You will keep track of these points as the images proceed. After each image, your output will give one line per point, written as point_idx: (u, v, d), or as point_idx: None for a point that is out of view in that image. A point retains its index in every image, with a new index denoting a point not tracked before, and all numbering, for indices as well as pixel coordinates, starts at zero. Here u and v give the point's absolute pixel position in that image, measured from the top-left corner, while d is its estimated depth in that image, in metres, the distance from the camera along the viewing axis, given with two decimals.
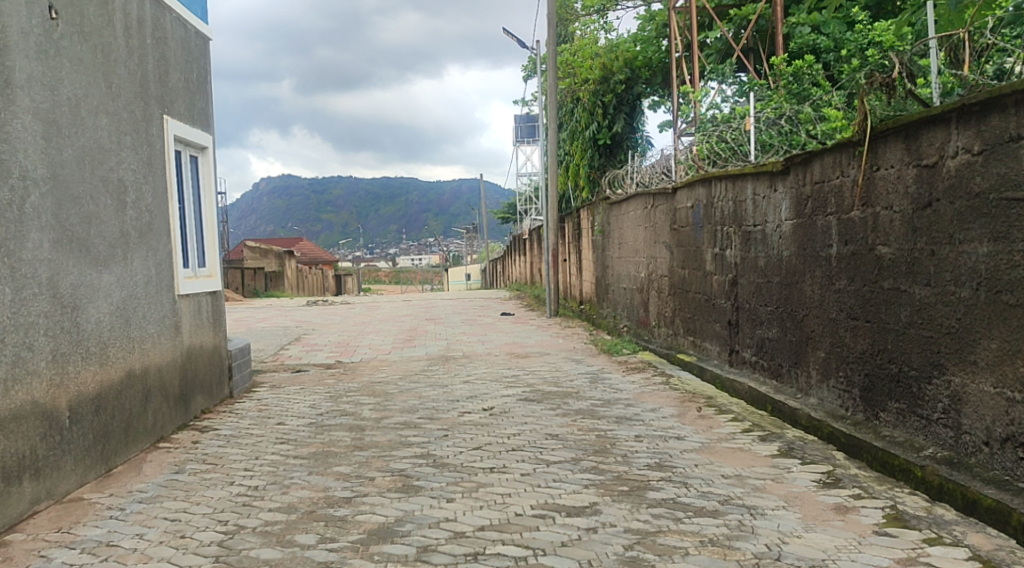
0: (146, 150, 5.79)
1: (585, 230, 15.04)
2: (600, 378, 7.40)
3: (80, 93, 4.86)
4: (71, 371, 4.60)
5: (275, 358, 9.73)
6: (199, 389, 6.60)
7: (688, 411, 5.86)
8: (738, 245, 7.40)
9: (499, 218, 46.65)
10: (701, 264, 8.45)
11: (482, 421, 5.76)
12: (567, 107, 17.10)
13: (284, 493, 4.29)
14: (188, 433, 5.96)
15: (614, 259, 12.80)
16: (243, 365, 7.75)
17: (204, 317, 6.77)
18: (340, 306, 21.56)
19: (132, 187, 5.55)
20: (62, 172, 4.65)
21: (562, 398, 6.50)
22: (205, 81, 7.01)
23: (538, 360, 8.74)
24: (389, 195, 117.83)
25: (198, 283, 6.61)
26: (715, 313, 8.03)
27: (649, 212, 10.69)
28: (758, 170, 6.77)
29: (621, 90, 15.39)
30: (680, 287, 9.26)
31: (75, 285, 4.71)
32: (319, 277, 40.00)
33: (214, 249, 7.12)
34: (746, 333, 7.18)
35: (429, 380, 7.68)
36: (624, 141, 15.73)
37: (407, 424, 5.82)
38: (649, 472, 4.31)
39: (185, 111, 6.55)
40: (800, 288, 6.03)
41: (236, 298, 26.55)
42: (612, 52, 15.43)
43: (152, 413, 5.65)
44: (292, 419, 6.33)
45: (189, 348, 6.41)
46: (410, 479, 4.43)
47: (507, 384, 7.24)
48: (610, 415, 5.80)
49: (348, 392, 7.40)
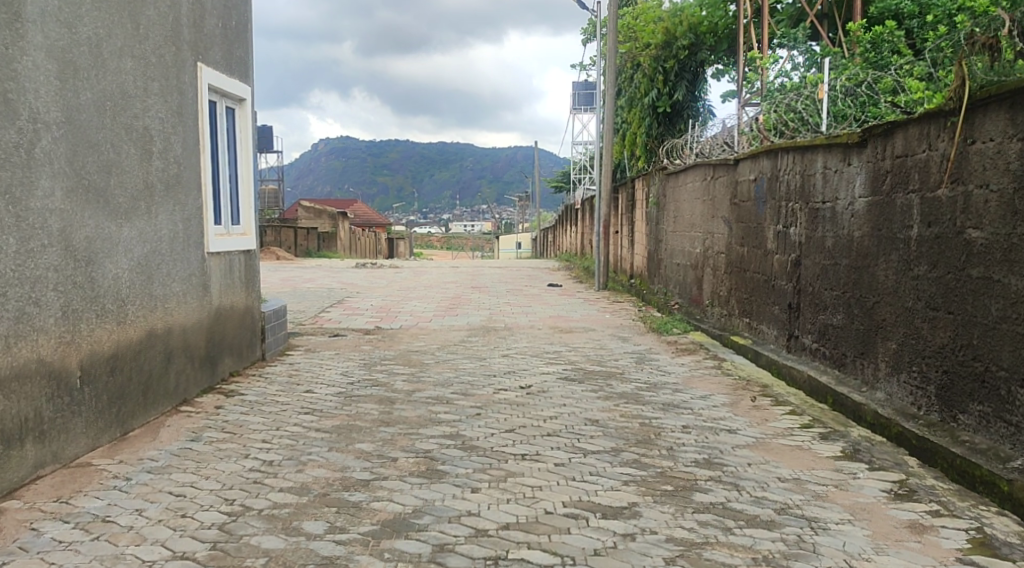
0: (176, 98, 5.49)
1: (639, 202, 14.52)
2: (648, 359, 6.97)
3: (102, 33, 4.56)
4: (83, 329, 4.34)
5: (314, 321, 9.49)
6: (228, 351, 6.35)
7: (742, 401, 5.41)
8: (804, 222, 6.88)
9: (552, 188, 46.09)
10: (762, 242, 7.93)
11: (518, 401, 5.39)
12: (626, 73, 16.45)
13: (298, 472, 3.98)
14: (212, 397, 5.71)
15: (668, 233, 12.30)
16: (278, 327, 7.49)
17: (236, 276, 6.50)
18: (388, 270, 21.36)
19: (160, 137, 5.26)
20: (78, 117, 4.37)
21: (606, 379, 6.10)
22: (245, 29, 6.67)
23: (583, 336, 8.34)
24: (444, 160, 117.63)
25: (230, 241, 6.33)
26: (774, 294, 7.53)
27: (708, 184, 10.17)
28: (830, 141, 6.23)
29: (684, 56, 14.78)
30: (737, 266, 8.75)
31: (90, 238, 4.44)
32: (370, 240, 40.03)
33: (249, 206, 6.83)
34: (808, 319, 6.68)
35: (467, 353, 7.34)
36: (684, 109, 15.12)
37: (439, 400, 5.48)
38: (698, 470, 3.90)
39: (221, 59, 6.22)
40: (872, 272, 5.53)
41: (286, 257, 26.57)
42: (676, 16, 14.67)
43: (175, 375, 5.40)
44: (321, 387, 6.04)
45: (217, 309, 6.15)
46: (435, 463, 4.09)
47: (549, 361, 6.85)
48: (656, 401, 5.38)
49: (383, 360, 7.09)
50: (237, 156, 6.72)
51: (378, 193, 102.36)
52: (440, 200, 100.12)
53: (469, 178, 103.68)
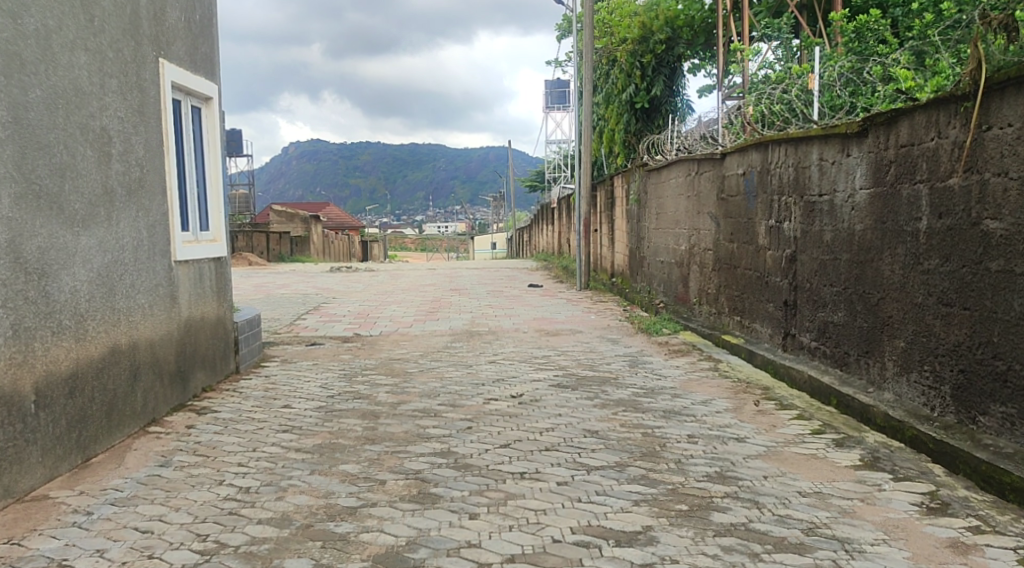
0: (137, 97, 5.13)
1: (620, 199, 14.25)
2: (642, 363, 6.69)
3: (52, 25, 4.22)
4: (37, 347, 4.02)
5: (290, 329, 9.12)
6: (200, 365, 5.99)
7: (745, 406, 5.14)
8: (799, 216, 6.63)
9: (527, 187, 45.81)
10: (753, 237, 7.69)
11: (510, 412, 5.08)
12: (601, 69, 16.13)
13: (278, 499, 3.66)
14: (184, 415, 5.35)
15: (651, 230, 12.05)
16: (252, 337, 7.13)
17: (206, 286, 6.14)
18: (364, 273, 20.97)
19: (119, 138, 4.89)
20: (27, 116, 4.04)
21: (600, 385, 5.80)
22: (211, 23, 6.31)
23: (571, 338, 8.05)
24: (417, 161, 116.99)
25: (199, 248, 5.97)
26: (767, 291, 7.30)
27: (692, 179, 9.92)
28: (826, 131, 5.99)
29: (661, 50, 14.53)
30: (727, 263, 8.50)
31: (43, 249, 4.11)
32: (344, 243, 39.49)
33: (219, 211, 6.47)
34: (806, 316, 6.45)
35: (452, 359, 7.02)
36: (662, 105, 14.81)
37: (426, 413, 5.15)
38: (712, 485, 3.62)
39: (185, 55, 5.87)
40: (876, 267, 5.29)
41: (258, 262, 26.03)
42: (652, 10, 14.53)
43: (143, 394, 5.03)
44: (300, 401, 5.70)
45: (187, 320, 5.79)
46: (426, 484, 3.78)
47: (538, 366, 6.55)
48: (656, 408, 5.10)
49: (364, 370, 6.76)
50: (205, 157, 6.34)
51: (350, 196, 101.62)
52: (414, 202, 99.61)
53: (442, 179, 103.19)
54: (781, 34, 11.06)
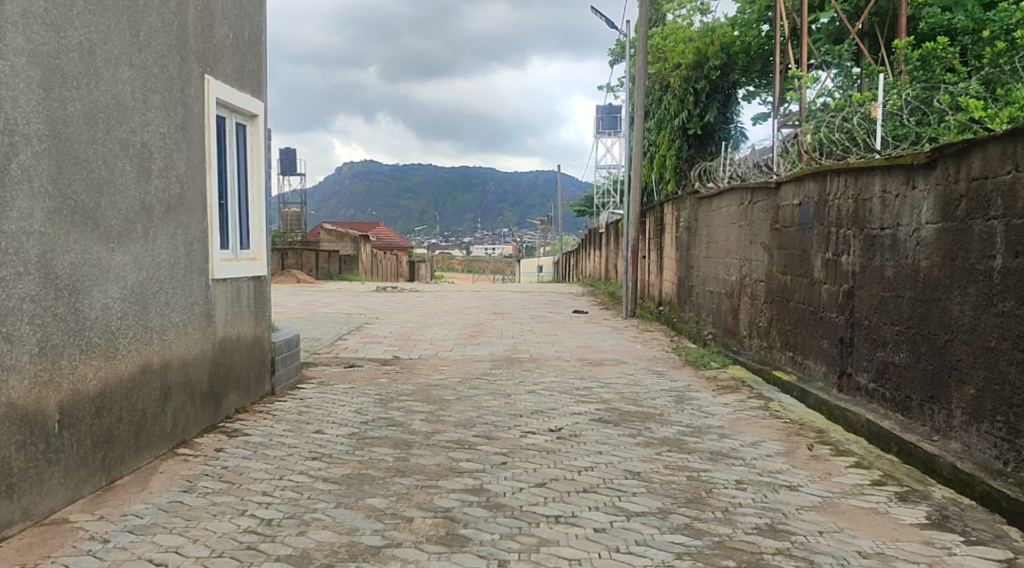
0: (181, 113, 5.06)
1: (669, 225, 13.97)
2: (688, 399, 6.41)
3: (97, 38, 4.16)
4: (64, 365, 3.92)
5: (330, 350, 9.01)
6: (234, 385, 5.87)
7: (797, 450, 4.85)
8: (858, 250, 6.33)
9: (575, 211, 45.60)
10: (808, 270, 7.38)
11: (548, 447, 4.85)
12: (654, 95, 15.96)
13: (299, 535, 3.50)
14: (215, 437, 5.23)
15: (700, 259, 11.75)
16: (289, 358, 7.02)
17: (244, 305, 6.04)
18: (409, 294, 20.93)
19: (160, 154, 4.82)
20: (66, 130, 3.98)
21: (644, 422, 5.55)
22: (260, 41, 6.26)
23: (615, 369, 7.80)
24: (466, 183, 117.62)
25: (238, 267, 5.89)
26: (822, 327, 6.99)
27: (745, 209, 9.62)
28: (890, 162, 5.73)
29: (716, 77, 14.26)
30: (779, 295, 8.19)
31: (76, 265, 4.02)
32: (391, 263, 39.63)
33: (260, 229, 6.38)
34: (863, 355, 6.15)
35: (491, 388, 6.82)
36: (716, 131, 14.48)
37: (460, 444, 4.95)
38: (762, 539, 3.38)
39: (231, 71, 5.81)
40: (943, 307, 5.07)
41: (305, 280, 26.17)
42: (708, 36, 14.33)
43: (172, 414, 4.91)
44: (332, 426, 5.54)
45: (223, 340, 5.68)
46: (455, 524, 3.58)
47: (579, 399, 6.31)
48: (703, 449, 4.83)
49: (400, 396, 6.59)
50: (248, 174, 6.27)
51: (400, 216, 102.51)
52: (462, 224, 100.07)
53: (491, 201, 103.57)
54: (842, 61, 10.79)
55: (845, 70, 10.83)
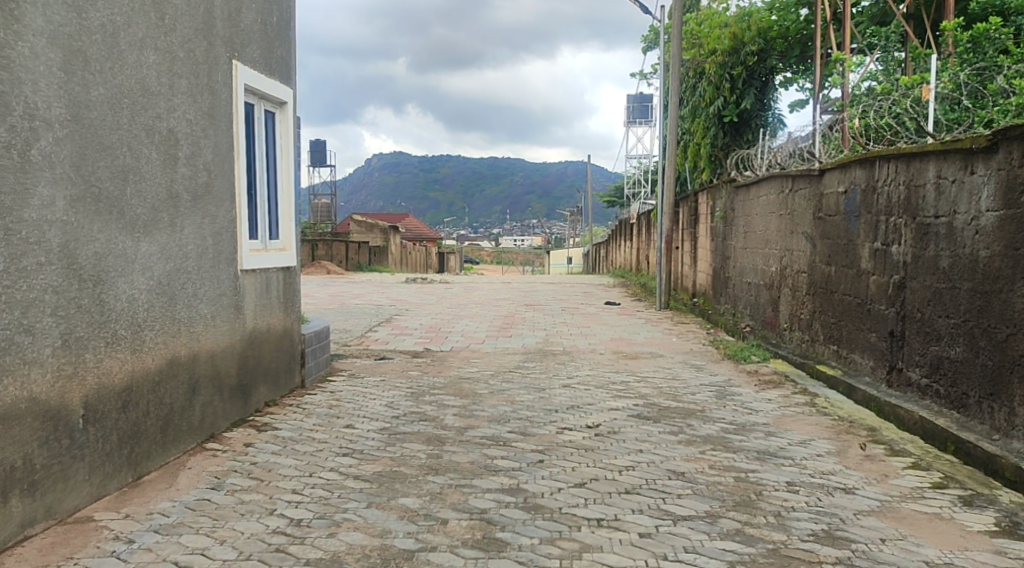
0: (208, 99, 4.92)
1: (704, 216, 13.70)
2: (729, 394, 6.18)
3: (120, 19, 4.02)
4: (89, 358, 3.80)
5: (360, 342, 8.88)
6: (263, 378, 5.75)
7: (850, 449, 4.61)
8: (910, 240, 6.08)
9: (606, 202, 45.26)
10: (854, 261, 7.12)
11: (586, 445, 4.66)
12: (688, 82, 15.65)
13: (330, 537, 3.36)
14: (244, 432, 5.10)
15: (737, 249, 11.49)
16: (319, 350, 6.88)
17: (273, 296, 5.91)
18: (439, 285, 20.83)
19: (187, 140, 4.68)
20: (89, 115, 3.84)
21: (685, 418, 5.33)
22: (288, 26, 6.11)
23: (651, 363, 7.58)
24: (496, 175, 117.43)
25: (267, 257, 5.75)
26: (870, 320, 6.72)
27: (785, 197, 9.35)
28: (946, 147, 5.49)
29: (753, 62, 13.88)
30: (823, 287, 7.91)
31: (100, 254, 3.89)
32: (421, 254, 39.59)
33: (290, 218, 6.25)
34: (915, 350, 5.91)
35: (525, 381, 6.65)
36: (752, 119, 14.15)
37: (494, 441, 4.78)
38: (820, 548, 3.19)
39: (260, 57, 5.66)
40: (1006, 299, 4.85)
41: (336, 271, 26.16)
42: (744, 21, 13.95)
43: (201, 408, 4.79)
44: (363, 421, 5.39)
45: (252, 332, 5.55)
46: (492, 527, 3.40)
47: (617, 393, 6.11)
48: (749, 447, 4.61)
49: (432, 389, 6.43)
50: (277, 163, 6.13)
51: (429, 208, 102.63)
52: (491, 215, 99.97)
53: (521, 192, 103.32)
54: (887, 44, 10.42)
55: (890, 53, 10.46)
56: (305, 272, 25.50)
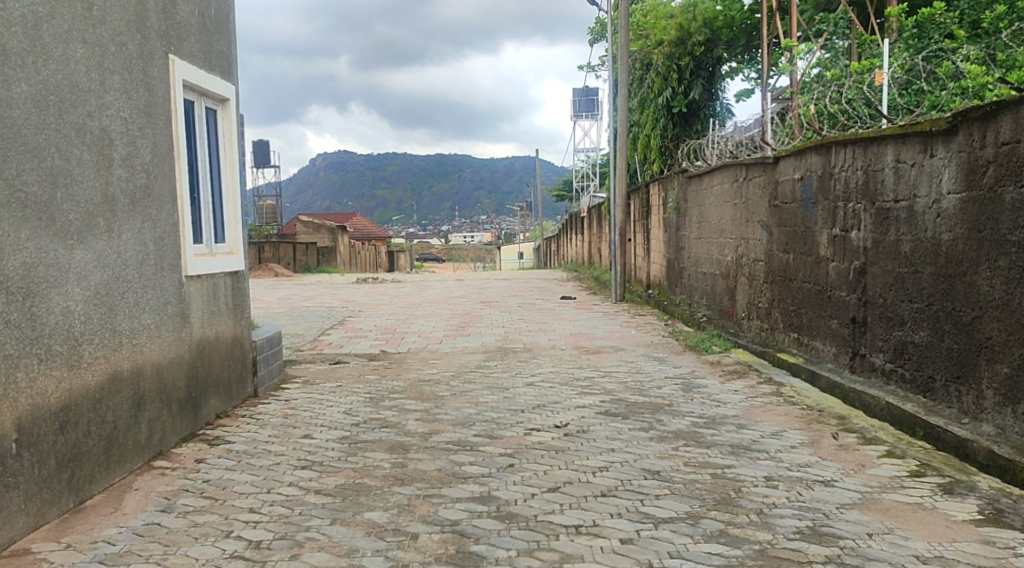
0: (143, 96, 4.64)
1: (656, 206, 13.67)
2: (695, 386, 6.08)
3: (42, 11, 3.74)
4: (20, 377, 3.53)
5: (313, 346, 8.61)
6: (214, 389, 5.48)
7: (822, 439, 4.54)
8: (869, 224, 6.04)
9: (555, 196, 45.26)
10: (813, 248, 7.08)
11: (556, 446, 4.51)
12: (635, 74, 15.54)
13: (294, 559, 3.16)
14: (195, 447, 4.83)
15: (691, 239, 11.46)
16: (271, 357, 6.61)
17: (221, 303, 5.63)
18: (392, 285, 20.55)
19: (122, 141, 4.40)
20: (11, 114, 3.56)
21: (654, 414, 5.21)
22: (228, 19, 5.83)
23: (614, 357, 7.47)
24: (443, 172, 116.85)
25: (212, 261, 5.47)
26: (831, 306, 6.68)
27: (739, 186, 9.32)
28: (904, 129, 5.46)
29: (700, 52, 13.85)
30: (781, 275, 7.87)
31: (29, 264, 3.62)
32: (371, 253, 39.12)
33: (236, 221, 5.97)
34: (878, 335, 5.88)
35: (487, 381, 6.47)
36: (701, 109, 13.99)
37: (460, 446, 4.60)
38: (808, 546, 3.09)
39: (198, 51, 5.38)
40: (970, 282, 4.82)
41: (284, 273, 25.66)
42: (690, 12, 13.99)
43: (146, 424, 4.51)
44: (321, 430, 5.17)
45: (199, 341, 5.28)
46: (466, 540, 3.24)
47: (582, 390, 5.96)
48: (721, 442, 4.51)
49: (392, 393, 6.22)
50: (220, 163, 5.85)
51: (377, 207, 101.74)
52: (440, 212, 99.48)
53: (468, 188, 102.96)
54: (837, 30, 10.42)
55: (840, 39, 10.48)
56: (252, 275, 24.98)
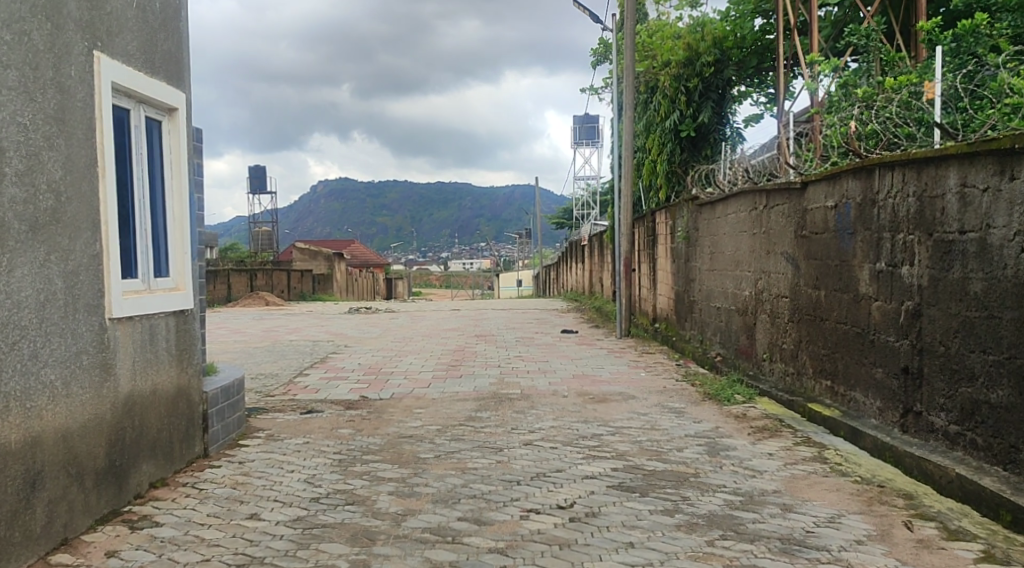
0: (54, 98, 3.79)
1: (662, 236, 12.84)
2: (723, 449, 5.16)
3: None
4: None
5: (285, 391, 7.68)
6: (149, 452, 4.54)
7: (895, 530, 3.65)
8: (924, 258, 5.17)
9: (554, 225, 44.53)
10: (851, 284, 6.18)
11: (559, 538, 3.63)
12: (641, 97, 14.78)
13: None
14: (112, 532, 3.93)
15: (702, 271, 10.57)
16: (229, 409, 5.66)
17: (161, 349, 4.72)
18: (385, 315, 19.61)
19: (18, 151, 3.59)
20: None
21: (678, 489, 4.30)
22: (179, 16, 4.98)
23: (623, 408, 6.55)
24: (443, 198, 116.20)
25: (149, 300, 4.57)
26: (874, 353, 5.78)
27: (759, 214, 8.44)
28: (975, 147, 4.62)
29: (709, 73, 12.96)
30: (810, 314, 6.97)
31: None
32: (367, 280, 38.24)
33: (183, 251, 5.07)
34: (937, 390, 4.98)
35: (478, 439, 5.55)
36: (710, 133, 13.09)
37: (441, 538, 3.70)
38: None
39: (136, 50, 4.52)
40: None
41: (276, 301, 24.74)
42: (698, 31, 13.16)
43: (44, 507, 3.64)
44: (274, 507, 4.26)
45: (129, 397, 4.34)
46: None
47: (589, 454, 5.04)
48: (767, 534, 3.62)
49: (366, 454, 5.30)
50: (164, 182, 4.96)
51: (376, 233, 101.02)
52: (439, 240, 98.79)
53: (467, 216, 102.36)
54: (870, 41, 9.14)
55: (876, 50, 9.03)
56: (243, 304, 24.11)
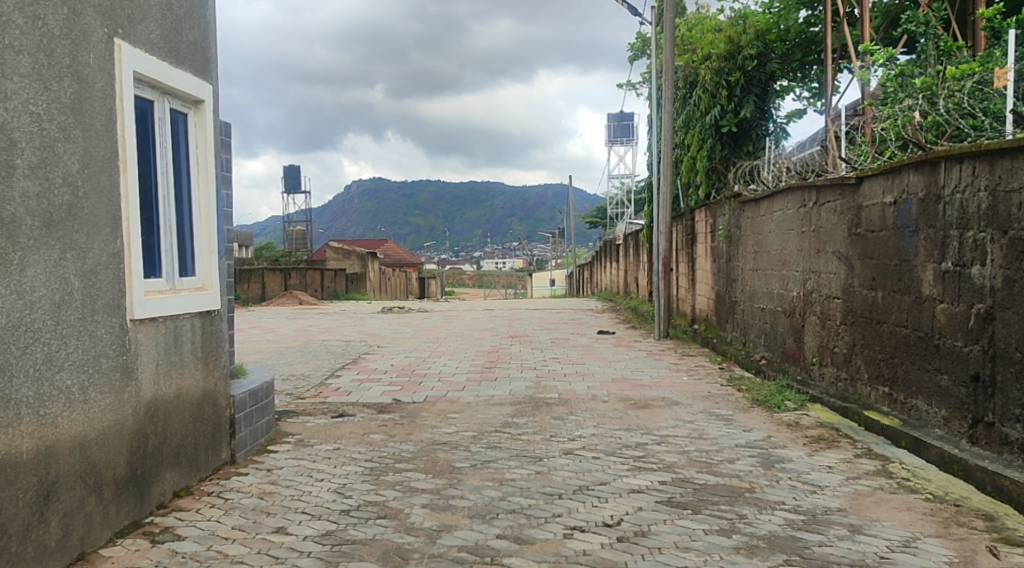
0: (71, 87, 3.58)
1: (703, 234, 12.46)
2: (777, 461, 4.84)
3: None
4: None
5: (316, 393, 7.46)
6: (173, 460, 4.32)
7: (979, 558, 3.33)
8: (1000, 258, 4.82)
9: (588, 223, 44.16)
10: (913, 285, 5.81)
11: (608, 562, 3.35)
12: (680, 93, 14.41)
13: None
14: (132, 545, 3.72)
15: (745, 271, 10.20)
16: (257, 414, 5.43)
17: (186, 352, 4.50)
18: (418, 314, 19.41)
19: (32, 143, 3.39)
20: None
21: (733, 506, 3.99)
22: (205, 3, 4.76)
23: (668, 415, 6.23)
24: (476, 197, 116.16)
25: (174, 300, 4.36)
26: (938, 358, 5.42)
27: (807, 212, 8.07)
28: None
29: (751, 67, 12.54)
30: (865, 316, 6.60)
31: None
32: (399, 278, 38.14)
33: (210, 250, 4.86)
34: (1015, 401, 4.66)
35: (517, 447, 5.28)
36: (753, 128, 12.64)
37: (481, 559, 3.44)
38: None
39: (159, 39, 4.31)
40: None
41: (309, 300, 24.67)
42: (739, 24, 12.77)
43: (59, 520, 3.43)
44: (303, 519, 4.02)
45: (152, 402, 4.11)
46: None
47: (634, 466, 4.75)
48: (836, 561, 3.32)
49: (398, 462, 5.06)
50: (190, 177, 4.75)
51: (409, 232, 101.27)
52: (472, 239, 98.73)
53: (500, 215, 102.18)
54: (928, 29, 8.72)
55: (931, 39, 8.57)
56: (276, 303, 24.06)
